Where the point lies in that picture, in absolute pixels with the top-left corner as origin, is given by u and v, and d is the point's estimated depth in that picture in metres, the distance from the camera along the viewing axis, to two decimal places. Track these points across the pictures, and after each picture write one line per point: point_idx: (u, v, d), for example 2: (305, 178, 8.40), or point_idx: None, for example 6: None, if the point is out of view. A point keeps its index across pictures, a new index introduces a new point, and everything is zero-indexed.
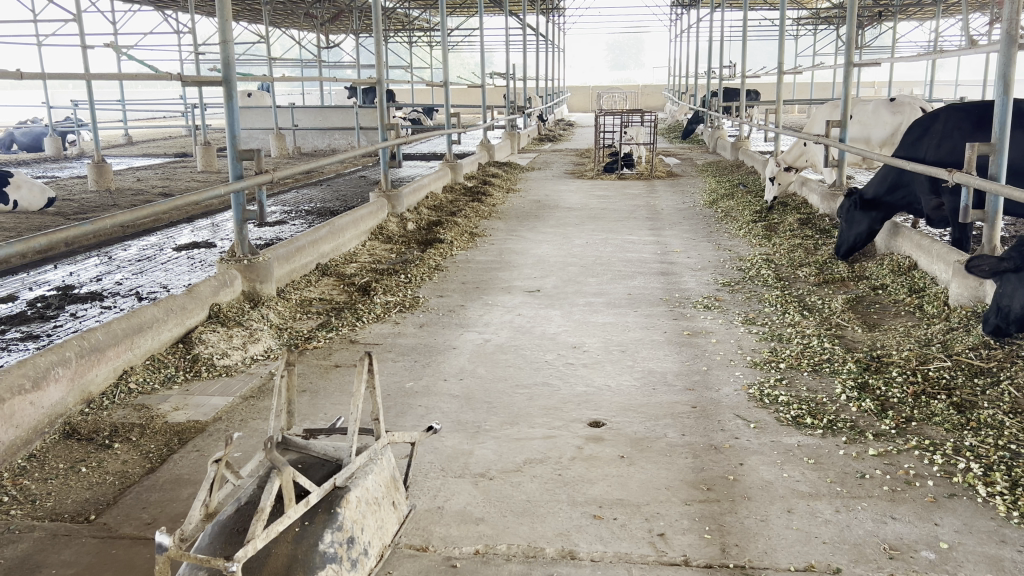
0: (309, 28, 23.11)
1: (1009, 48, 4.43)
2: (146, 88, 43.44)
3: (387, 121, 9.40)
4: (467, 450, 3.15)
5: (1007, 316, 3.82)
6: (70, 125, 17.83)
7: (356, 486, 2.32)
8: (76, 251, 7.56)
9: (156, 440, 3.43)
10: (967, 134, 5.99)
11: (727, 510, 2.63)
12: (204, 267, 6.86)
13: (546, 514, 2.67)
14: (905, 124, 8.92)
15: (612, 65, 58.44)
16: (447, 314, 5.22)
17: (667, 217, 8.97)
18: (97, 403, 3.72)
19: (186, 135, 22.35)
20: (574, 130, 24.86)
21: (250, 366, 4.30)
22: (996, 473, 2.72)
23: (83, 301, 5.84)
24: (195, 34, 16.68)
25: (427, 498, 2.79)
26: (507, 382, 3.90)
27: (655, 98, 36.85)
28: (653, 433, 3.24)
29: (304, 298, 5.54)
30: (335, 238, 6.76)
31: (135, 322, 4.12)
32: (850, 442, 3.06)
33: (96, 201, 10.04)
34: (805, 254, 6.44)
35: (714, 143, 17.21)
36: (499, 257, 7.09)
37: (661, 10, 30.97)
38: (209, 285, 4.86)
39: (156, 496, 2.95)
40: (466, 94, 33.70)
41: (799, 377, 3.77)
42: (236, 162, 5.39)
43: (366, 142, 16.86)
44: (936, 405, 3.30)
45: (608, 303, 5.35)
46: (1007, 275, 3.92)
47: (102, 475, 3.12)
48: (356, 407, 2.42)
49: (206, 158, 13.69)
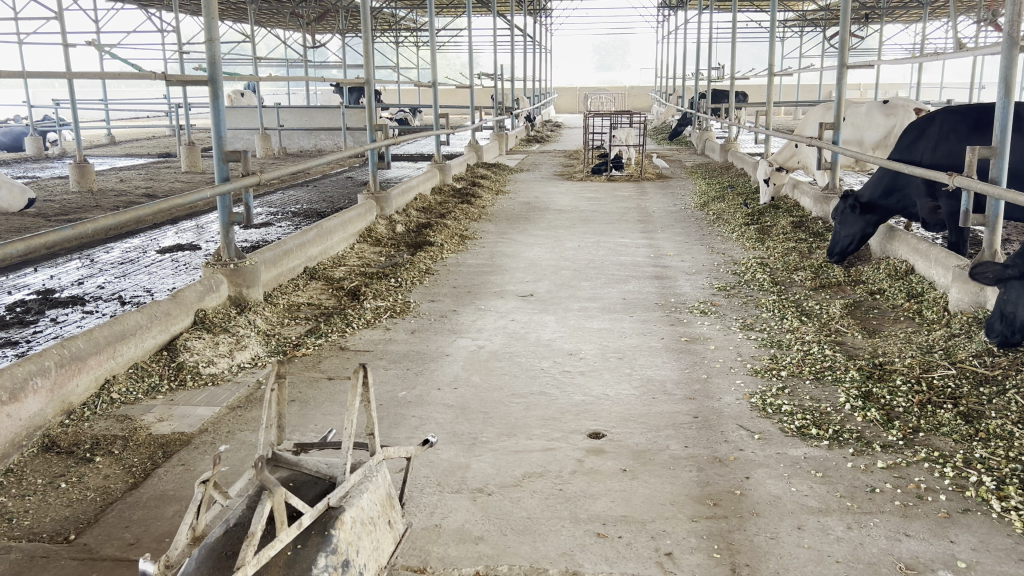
0: (294, 28, 22.92)
1: (1010, 50, 4.41)
2: (129, 87, 43.05)
3: (376, 121, 9.26)
4: (464, 463, 3.04)
5: (1012, 323, 3.76)
6: (52, 124, 17.54)
7: (351, 506, 2.22)
8: (57, 253, 7.40)
9: (140, 453, 3.30)
10: (963, 137, 5.96)
11: (735, 528, 2.54)
12: (187, 271, 6.71)
13: (548, 532, 2.57)
14: (898, 128, 8.89)
15: (598, 66, 58.61)
16: (438, 320, 5.11)
17: (658, 219, 8.91)
18: (77, 414, 3.59)
19: (170, 135, 22.12)
20: (561, 130, 24.80)
21: (237, 374, 4.17)
22: (1010, 487, 2.64)
23: (64, 305, 5.70)
24: (179, 32, 16.45)
25: (424, 515, 2.69)
26: (502, 391, 3.80)
27: (642, 99, 36.90)
28: (655, 445, 3.15)
29: (292, 303, 5.41)
30: (323, 240, 6.66)
31: (118, 329, 3.99)
32: (857, 454, 2.98)
33: (78, 202, 9.88)
34: (800, 258, 6.38)
35: (703, 144, 17.18)
36: (490, 260, 6.99)
37: (648, 11, 31.00)
38: (194, 290, 4.73)
39: (139, 514, 2.82)
40: (453, 94, 33.60)
41: (802, 386, 3.69)
42: (222, 163, 5.26)
43: (353, 142, 16.69)
44: (942, 415, 3.23)
45: (603, 308, 5.26)
46: (1012, 282, 3.86)
47: (82, 492, 2.99)
48: (351, 422, 2.31)
49: (190, 158, 13.52)
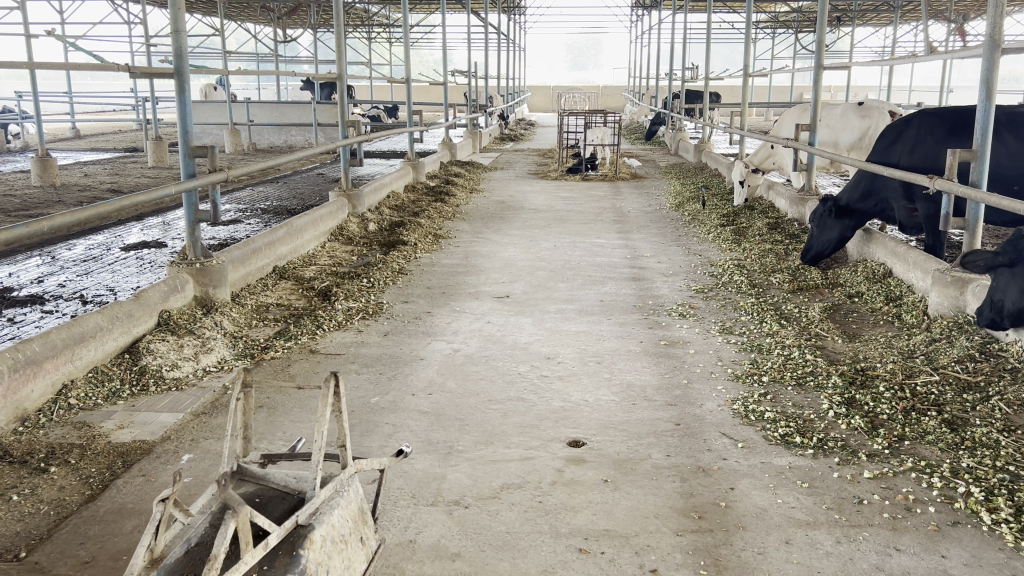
0: (265, 21, 22.55)
1: (992, 53, 4.41)
2: (93, 80, 42.16)
3: (348, 118, 9.05)
4: (439, 474, 2.93)
5: (1000, 311, 3.84)
6: (13, 117, 16.79)
7: (321, 523, 2.10)
8: (16, 250, 7.14)
9: (97, 462, 3.13)
10: (940, 140, 5.97)
11: (721, 542, 2.47)
12: (153, 269, 6.51)
13: (527, 548, 2.47)
14: (873, 130, 8.95)
15: (571, 64, 58.73)
16: (412, 322, 4.97)
17: (634, 220, 8.83)
18: (32, 421, 3.41)
19: (135, 129, 21.68)
20: (535, 130, 24.70)
21: (203, 379, 4.00)
22: (999, 499, 2.60)
23: (22, 305, 5.48)
24: (147, 25, 15.94)
25: (398, 530, 2.57)
26: (479, 397, 3.68)
27: (615, 98, 36.85)
28: (636, 454, 3.06)
29: (260, 304, 5.25)
30: (294, 239, 6.50)
31: (77, 331, 3.81)
32: (843, 464, 2.92)
33: (40, 198, 9.59)
34: (777, 260, 6.35)
35: (677, 144, 17.20)
36: (464, 260, 6.85)
37: (621, 10, 30.96)
38: (158, 290, 4.55)
39: (95, 530, 2.66)
40: (426, 90, 33.30)
41: (784, 392, 3.62)
42: (188, 159, 5.04)
43: (324, 139, 16.44)
44: (927, 422, 3.19)
45: (581, 311, 5.16)
46: (1001, 269, 3.88)
47: (35, 505, 2.81)
48: (321, 434, 2.20)
49: (157, 154, 13.24)
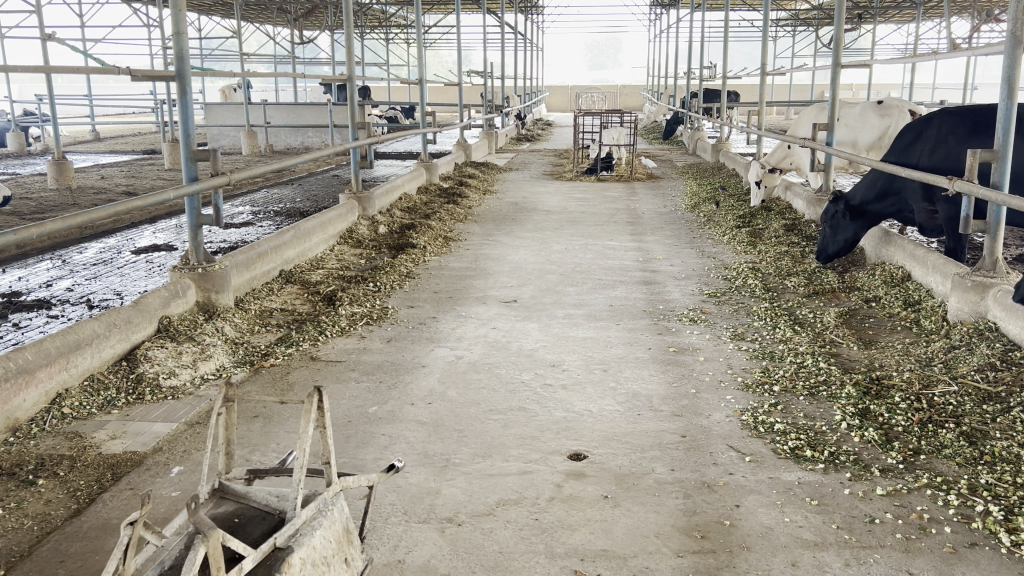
0: (283, 23, 22.62)
1: (1014, 50, 4.25)
2: (114, 83, 42.58)
3: (361, 119, 8.86)
4: (433, 489, 2.83)
5: None
6: (34, 120, 16.92)
7: (300, 546, 1.99)
8: (27, 253, 7.13)
9: (86, 475, 3.06)
10: (962, 139, 5.77)
11: (724, 564, 2.35)
12: (161, 273, 6.46)
13: (520, 569, 2.36)
14: (893, 129, 8.73)
15: (589, 63, 58.55)
16: (416, 328, 4.87)
17: (648, 222, 8.69)
18: (24, 431, 3.34)
19: (155, 132, 21.85)
20: (553, 130, 24.54)
21: (200, 387, 3.93)
22: (1019, 519, 2.46)
23: (28, 310, 5.46)
24: (166, 28, 15.99)
25: (387, 549, 2.48)
26: (479, 407, 3.57)
27: (634, 98, 36.61)
28: (639, 468, 2.95)
29: (264, 309, 5.18)
30: (301, 242, 6.42)
31: (72, 338, 3.75)
32: (855, 479, 2.79)
33: (56, 201, 9.59)
34: (792, 263, 6.21)
35: (695, 143, 17.01)
36: (473, 263, 6.75)
37: (639, 10, 30.75)
38: (158, 296, 4.50)
39: (77, 547, 2.59)
40: (443, 91, 33.26)
41: (795, 402, 3.49)
42: (190, 163, 4.97)
43: (340, 140, 16.42)
44: (944, 435, 3.05)
45: (588, 316, 5.05)
46: None
47: (19, 519, 2.74)
48: (303, 450, 2.10)
49: (174, 155, 13.28)
